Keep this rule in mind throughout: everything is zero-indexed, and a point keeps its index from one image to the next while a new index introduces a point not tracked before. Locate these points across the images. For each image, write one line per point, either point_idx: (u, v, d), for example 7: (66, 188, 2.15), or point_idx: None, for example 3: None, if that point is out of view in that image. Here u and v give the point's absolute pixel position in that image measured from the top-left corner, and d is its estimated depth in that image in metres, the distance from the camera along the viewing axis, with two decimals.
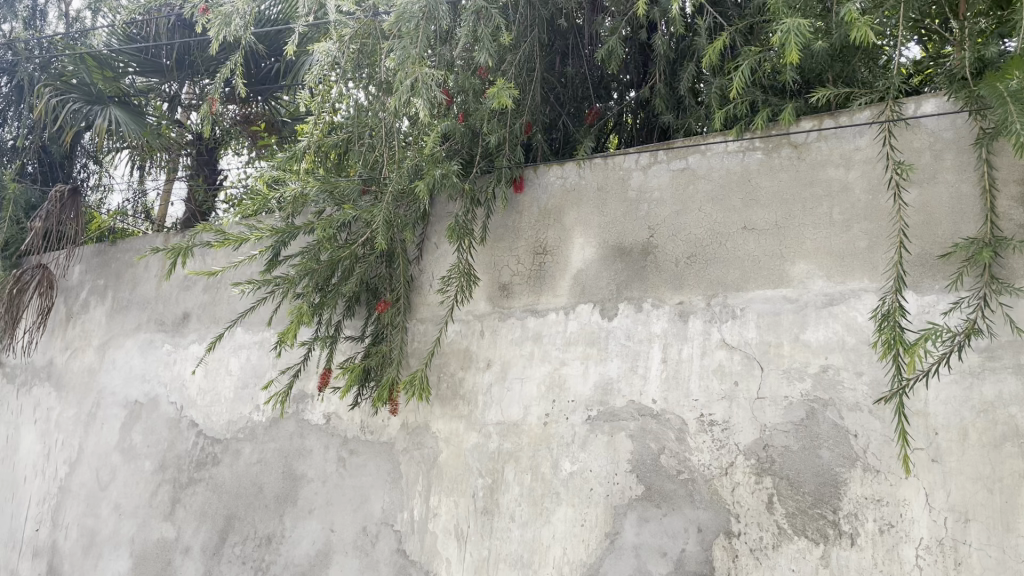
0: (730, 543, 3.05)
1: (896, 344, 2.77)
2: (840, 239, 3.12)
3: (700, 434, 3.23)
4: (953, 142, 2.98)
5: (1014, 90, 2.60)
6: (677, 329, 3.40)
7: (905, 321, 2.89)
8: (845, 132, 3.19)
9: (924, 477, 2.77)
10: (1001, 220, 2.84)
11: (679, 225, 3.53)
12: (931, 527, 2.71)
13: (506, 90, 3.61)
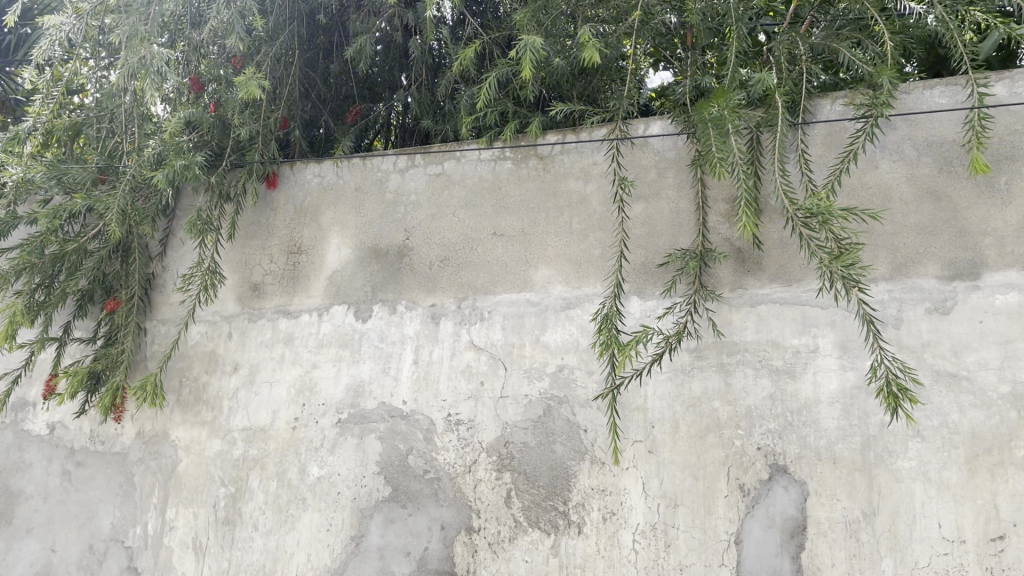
0: (470, 538, 3.25)
1: (614, 345, 3.01)
2: (578, 247, 3.37)
3: (447, 433, 3.37)
4: (674, 162, 3.30)
5: (715, 117, 2.95)
6: (429, 331, 3.51)
7: (624, 324, 3.21)
8: (585, 146, 3.44)
9: (642, 466, 3.10)
10: (711, 233, 3.20)
11: (433, 228, 3.61)
12: (646, 513, 3.05)
13: (252, 79, 3.47)
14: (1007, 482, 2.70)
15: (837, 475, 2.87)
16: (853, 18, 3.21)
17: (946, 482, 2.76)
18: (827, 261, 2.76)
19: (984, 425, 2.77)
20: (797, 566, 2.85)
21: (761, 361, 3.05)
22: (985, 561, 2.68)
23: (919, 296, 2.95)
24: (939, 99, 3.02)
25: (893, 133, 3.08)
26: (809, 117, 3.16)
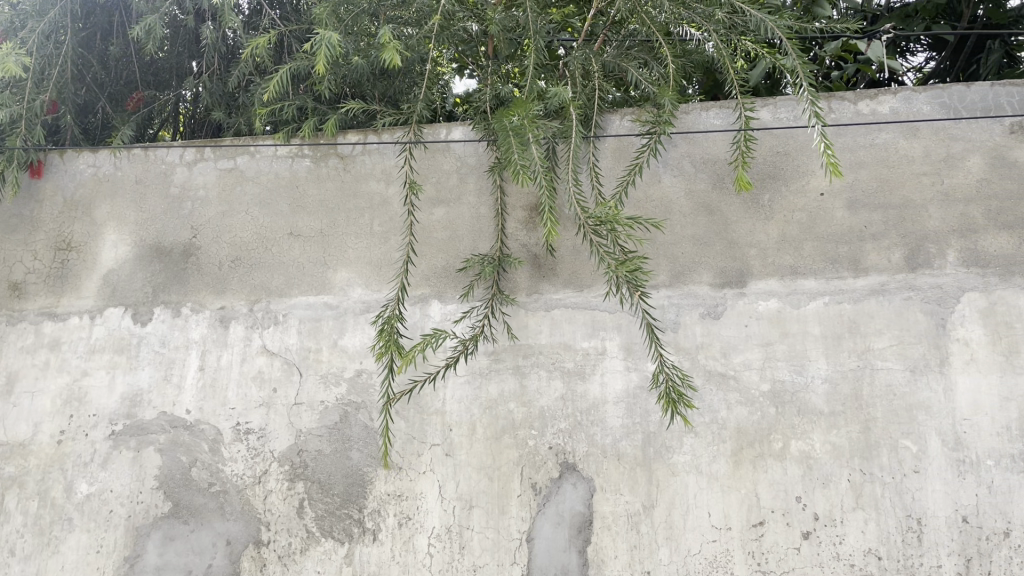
0: (259, 552, 3.13)
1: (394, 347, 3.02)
2: (379, 249, 3.37)
3: (234, 443, 3.23)
4: (475, 167, 3.43)
5: (514, 126, 3.00)
6: (217, 335, 3.35)
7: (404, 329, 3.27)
8: (386, 148, 3.46)
9: (439, 470, 3.16)
10: (509, 240, 3.36)
11: (223, 226, 3.46)
12: (441, 516, 3.11)
13: (10, 54, 3.10)
14: (766, 471, 2.98)
15: (621, 469, 3.08)
16: (641, 39, 3.42)
17: (716, 474, 3.01)
18: (613, 267, 2.89)
19: (748, 419, 3.04)
20: (583, 559, 3.03)
21: (554, 364, 3.22)
22: (747, 545, 2.93)
23: (695, 302, 3.19)
24: (714, 120, 3.33)
25: (674, 150, 3.34)
26: (600, 131, 3.36)
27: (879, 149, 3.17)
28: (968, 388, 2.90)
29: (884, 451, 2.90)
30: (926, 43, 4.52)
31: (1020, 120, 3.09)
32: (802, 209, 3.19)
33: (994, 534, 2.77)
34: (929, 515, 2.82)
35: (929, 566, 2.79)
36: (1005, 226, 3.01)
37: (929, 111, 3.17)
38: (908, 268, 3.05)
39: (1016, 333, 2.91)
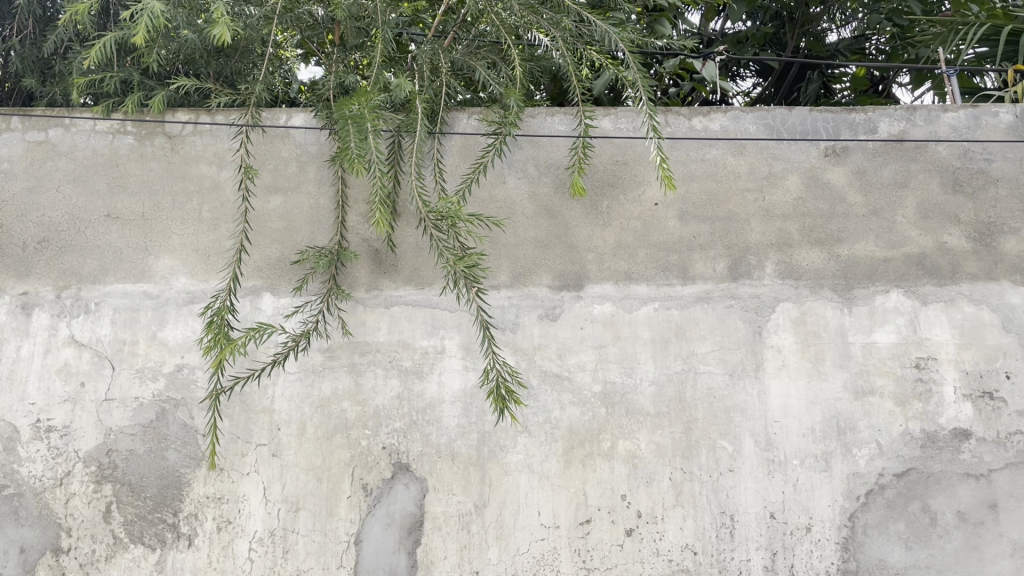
0: (58, 560, 2.95)
1: (222, 340, 2.88)
2: (207, 237, 3.21)
3: (34, 442, 3.03)
4: (315, 156, 3.31)
5: (354, 113, 2.93)
6: (18, 324, 3.12)
7: (233, 320, 3.12)
8: (219, 130, 3.30)
9: (264, 471, 3.04)
10: (350, 233, 3.26)
11: (30, 204, 3.23)
12: (265, 519, 3.01)
13: None
14: (594, 470, 3.05)
15: (454, 470, 3.06)
16: (491, 41, 3.42)
17: (546, 473, 3.05)
18: (452, 261, 2.93)
19: (579, 420, 3.10)
20: (412, 561, 3.00)
21: (391, 362, 3.16)
22: (574, 543, 2.99)
23: (533, 303, 3.24)
24: (558, 125, 3.39)
25: (519, 151, 3.38)
26: (445, 128, 3.34)
27: (709, 164, 3.34)
28: (779, 392, 3.09)
29: (703, 451, 3.05)
30: (753, 70, 4.88)
31: (833, 144, 3.33)
32: (638, 217, 3.30)
33: (798, 529, 2.96)
34: (740, 511, 2.99)
35: (739, 561, 2.95)
36: (816, 242, 3.23)
37: (755, 131, 3.37)
38: (731, 278, 3.22)
39: (823, 342, 3.13)
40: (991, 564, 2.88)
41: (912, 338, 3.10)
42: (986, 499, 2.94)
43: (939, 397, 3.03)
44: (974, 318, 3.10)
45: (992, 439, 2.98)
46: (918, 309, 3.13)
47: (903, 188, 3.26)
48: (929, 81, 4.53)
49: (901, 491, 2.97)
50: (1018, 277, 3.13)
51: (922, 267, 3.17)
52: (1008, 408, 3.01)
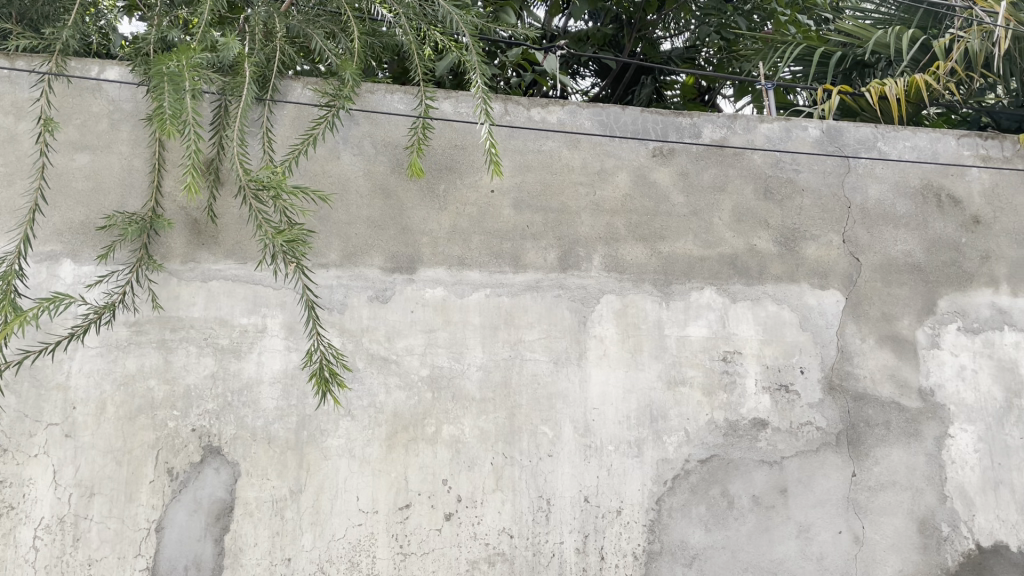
0: None
1: (7, 310, 2.65)
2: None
3: None
4: (130, 114, 3.07)
5: (171, 71, 2.77)
6: None
7: (22, 287, 2.86)
8: (19, 78, 3.02)
9: (54, 453, 2.81)
10: (165, 199, 3.05)
11: None
12: (54, 505, 2.78)
13: None
14: (417, 455, 3.02)
15: (270, 454, 2.94)
16: (331, 12, 3.32)
17: (367, 458, 2.99)
18: (272, 236, 2.84)
19: (404, 404, 3.07)
20: (219, 549, 2.85)
21: (206, 340, 2.98)
22: (391, 528, 2.95)
23: (363, 284, 3.16)
24: (397, 104, 3.34)
25: (355, 127, 3.29)
26: (277, 96, 3.21)
27: (544, 155, 3.39)
28: (599, 380, 3.19)
29: (524, 437, 3.10)
30: (592, 69, 5.04)
31: (661, 145, 3.48)
32: (473, 203, 3.30)
33: (609, 512, 3.08)
34: (556, 495, 3.06)
35: (554, 543, 3.02)
36: (641, 238, 3.36)
37: (590, 127, 3.46)
38: (560, 268, 3.29)
39: (642, 333, 3.26)
40: (779, 544, 3.11)
41: (722, 332, 3.29)
42: (778, 484, 3.17)
43: (741, 388, 3.25)
44: (776, 316, 3.34)
45: (785, 429, 3.23)
46: (727, 306, 3.33)
47: (721, 192, 3.45)
48: (750, 95, 4.84)
49: (704, 476, 3.15)
50: (816, 280, 3.40)
51: (734, 267, 3.37)
52: (800, 400, 3.26)
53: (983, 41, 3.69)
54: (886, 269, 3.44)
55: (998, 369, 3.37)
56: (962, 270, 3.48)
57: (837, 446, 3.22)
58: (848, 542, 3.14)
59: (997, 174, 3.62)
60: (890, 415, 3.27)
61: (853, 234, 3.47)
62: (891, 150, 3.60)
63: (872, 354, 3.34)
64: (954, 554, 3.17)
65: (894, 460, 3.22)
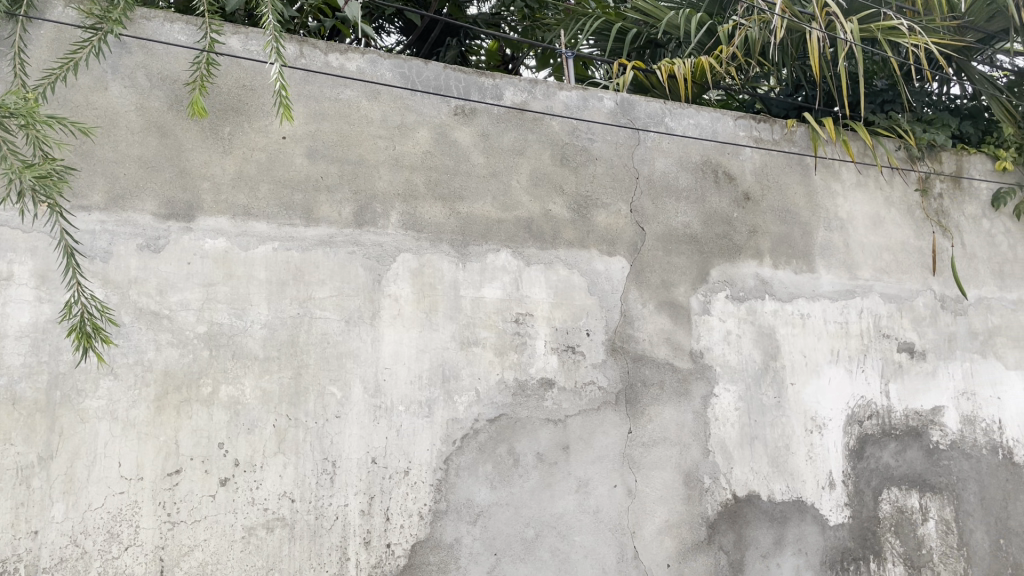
0: None
1: None
2: None
3: None
4: None
5: None
6: None
7: None
8: None
9: None
10: None
11: None
12: None
13: None
14: (189, 417, 2.80)
15: (14, 417, 2.61)
16: None
17: (131, 421, 2.73)
18: (18, 170, 2.49)
19: (177, 362, 2.82)
20: None
21: None
22: (158, 496, 2.72)
23: (132, 231, 2.86)
24: (177, 34, 3.05)
25: (127, 56, 2.97)
26: (33, 13, 2.84)
27: (342, 104, 3.24)
28: (392, 340, 3.11)
29: (311, 398, 2.97)
30: (397, 26, 4.90)
31: (463, 103, 3.44)
32: (263, 149, 3.09)
33: (396, 473, 3.03)
34: (342, 457, 2.97)
35: (337, 506, 2.93)
36: (439, 196, 3.30)
37: (391, 79, 3.35)
38: (355, 224, 3.15)
39: (437, 293, 3.22)
40: (559, 499, 3.23)
41: (515, 295, 3.33)
42: (561, 442, 3.28)
43: (532, 349, 3.31)
44: (567, 280, 3.43)
45: (570, 388, 3.34)
46: (521, 270, 3.36)
47: (520, 155, 3.47)
48: (551, 67, 4.97)
49: (492, 435, 3.19)
50: (604, 247, 3.52)
51: (529, 230, 3.41)
52: (585, 361, 3.38)
53: (763, 30, 4.00)
54: (668, 239, 3.64)
55: (758, 334, 3.69)
56: (733, 242, 3.75)
57: (616, 405, 3.38)
58: (622, 496, 3.31)
59: (767, 156, 3.93)
60: (664, 375, 3.48)
61: (639, 204, 3.63)
62: (677, 126, 3.81)
63: (651, 318, 3.53)
64: (714, 503, 3.44)
65: (666, 418, 3.44)
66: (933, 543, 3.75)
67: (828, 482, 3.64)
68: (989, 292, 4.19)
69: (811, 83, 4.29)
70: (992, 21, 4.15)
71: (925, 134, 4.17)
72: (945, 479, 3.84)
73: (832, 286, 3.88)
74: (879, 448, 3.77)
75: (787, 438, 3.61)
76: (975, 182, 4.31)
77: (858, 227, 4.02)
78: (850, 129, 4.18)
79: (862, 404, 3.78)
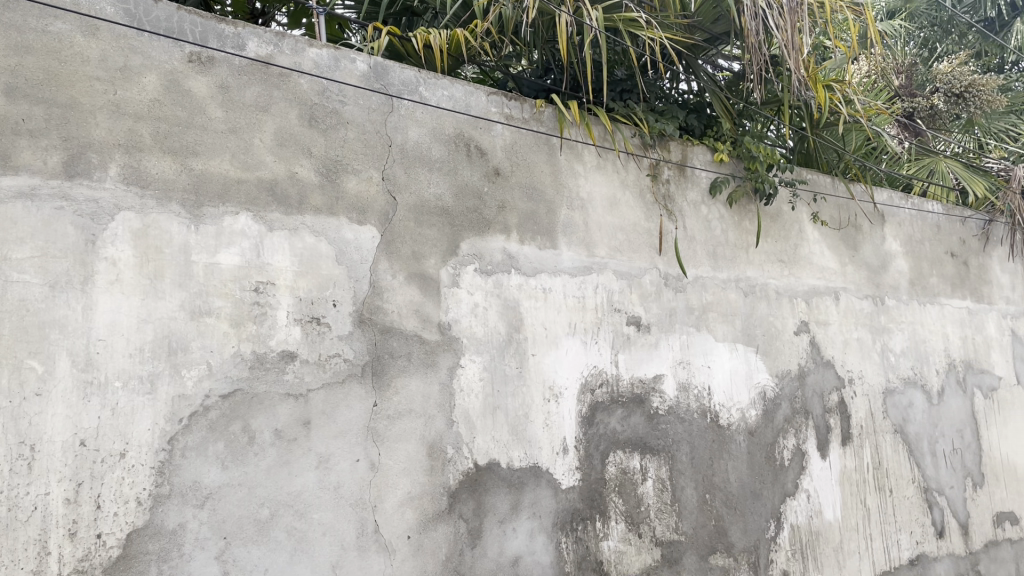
0: None
1: None
2: None
3: None
4: None
5: None
6: None
7: None
8: None
9: None
10: None
11: None
12: None
13: None
14: None
15: None
16: None
17: None
18: None
19: None
20: None
21: None
22: None
23: None
24: None
25: None
26: None
27: (50, 37, 2.82)
28: (108, 308, 2.78)
29: (4, 373, 2.57)
30: None
31: (199, 50, 3.14)
32: None
33: (110, 456, 2.72)
34: (43, 440, 2.61)
35: (36, 495, 2.58)
36: (169, 151, 2.99)
37: (113, 15, 2.97)
38: (65, 175, 2.77)
39: (164, 258, 2.92)
40: (297, 476, 3.09)
41: (255, 262, 3.12)
42: (301, 417, 3.14)
43: (272, 320, 3.13)
44: (312, 248, 3.27)
45: (313, 361, 3.21)
46: (262, 235, 3.15)
47: (263, 113, 3.25)
48: (305, 25, 4.72)
49: (224, 412, 2.97)
50: (354, 215, 3.40)
51: (272, 193, 3.20)
52: (331, 333, 3.26)
53: (515, 9, 4.07)
54: (419, 210, 3.60)
55: (503, 307, 3.78)
56: (482, 216, 3.80)
57: (361, 377, 3.31)
58: (364, 470, 3.25)
59: (517, 133, 4.02)
60: (411, 347, 3.46)
61: (391, 172, 3.55)
62: (430, 96, 3.78)
63: (400, 290, 3.47)
64: (455, 473, 3.49)
65: (411, 390, 3.42)
66: (650, 501, 4.10)
67: (562, 448, 3.85)
68: (704, 272, 4.64)
69: (559, 67, 4.45)
70: (716, 23, 4.54)
71: (657, 123, 4.50)
72: (662, 442, 4.22)
73: (572, 262, 4.08)
74: (608, 414, 4.05)
75: (527, 408, 3.76)
76: (696, 171, 4.74)
77: (596, 207, 4.26)
78: (592, 114, 4.40)
79: (594, 373, 4.03)
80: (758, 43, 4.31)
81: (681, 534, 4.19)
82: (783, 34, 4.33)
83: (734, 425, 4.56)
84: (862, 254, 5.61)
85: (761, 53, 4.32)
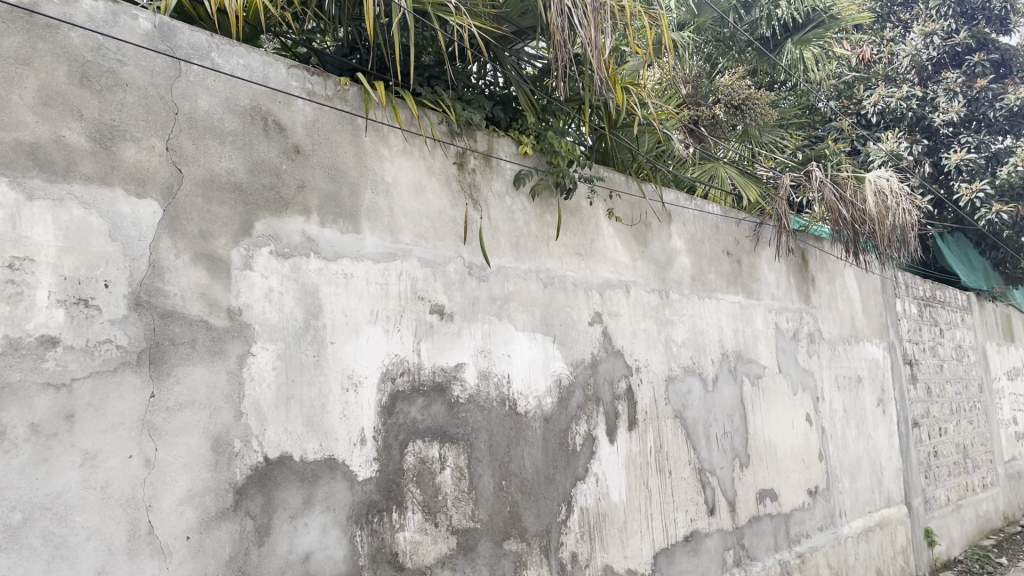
0: None
1: None
2: None
3: None
4: None
5: None
6: None
7: None
8: None
9: None
10: None
11: None
12: None
13: None
14: None
15: None
16: None
17: None
18: None
19: None
20: None
21: None
22: None
23: None
24: None
25: None
26: None
27: None
28: None
29: None
30: None
31: None
32: None
33: None
34: None
35: None
36: None
37: None
38: None
39: None
40: (57, 476, 2.76)
41: (9, 235, 2.75)
42: (63, 410, 2.81)
43: (29, 302, 2.77)
44: (81, 222, 2.93)
45: (79, 348, 2.88)
46: (19, 204, 2.78)
47: (24, 66, 2.86)
48: None
49: None
50: (132, 187, 3.09)
51: (32, 157, 2.83)
52: (101, 316, 2.95)
53: None
54: (208, 185, 3.34)
55: (301, 293, 3.61)
56: (279, 196, 3.60)
57: (136, 366, 3.02)
58: (138, 467, 2.97)
59: (319, 110, 3.85)
60: (196, 333, 3.20)
61: (177, 143, 3.27)
62: (224, 64, 3.52)
63: (185, 271, 3.20)
64: (243, 468, 3.28)
65: (195, 379, 3.18)
66: (447, 489, 4.10)
67: (359, 438, 3.75)
68: (507, 263, 4.71)
69: (365, 46, 4.32)
70: (523, 17, 4.60)
71: (464, 112, 4.50)
72: (462, 430, 4.24)
73: (375, 248, 3.98)
74: (408, 404, 4.00)
75: (324, 398, 3.63)
76: (501, 162, 4.79)
77: (401, 192, 4.18)
78: (399, 96, 4.32)
79: (395, 362, 3.97)
80: (563, 40, 4.43)
81: (476, 522, 4.24)
82: (586, 32, 4.46)
83: (530, 412, 4.68)
84: (651, 250, 5.96)
85: (564, 50, 4.45)
